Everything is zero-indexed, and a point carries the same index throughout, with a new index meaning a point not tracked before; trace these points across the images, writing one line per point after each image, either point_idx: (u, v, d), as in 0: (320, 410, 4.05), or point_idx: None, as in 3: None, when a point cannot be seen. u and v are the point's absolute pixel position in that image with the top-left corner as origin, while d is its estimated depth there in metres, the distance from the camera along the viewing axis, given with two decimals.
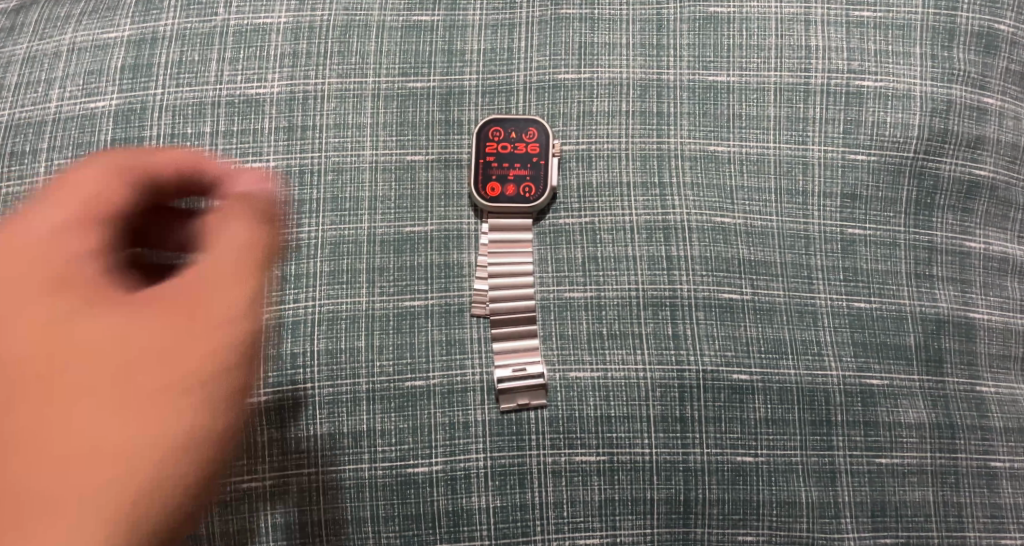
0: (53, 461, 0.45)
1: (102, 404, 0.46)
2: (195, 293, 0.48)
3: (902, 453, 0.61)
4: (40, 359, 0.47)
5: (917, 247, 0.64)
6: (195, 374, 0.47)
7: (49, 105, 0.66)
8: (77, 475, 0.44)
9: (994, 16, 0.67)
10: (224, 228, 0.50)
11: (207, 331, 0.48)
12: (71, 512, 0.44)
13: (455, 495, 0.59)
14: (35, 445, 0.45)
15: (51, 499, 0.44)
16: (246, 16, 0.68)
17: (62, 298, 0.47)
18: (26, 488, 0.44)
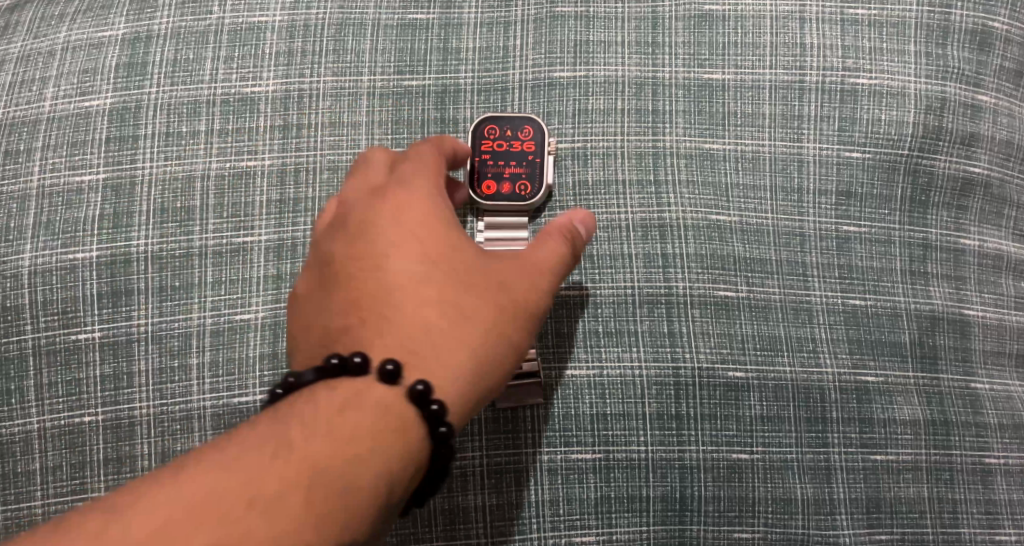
0: (392, 425, 0.45)
1: (458, 359, 0.48)
2: (517, 282, 0.53)
3: (897, 449, 0.61)
4: (392, 308, 0.49)
5: (912, 244, 0.64)
6: (517, 352, 0.52)
7: (44, 104, 0.66)
8: (410, 434, 0.45)
9: (989, 13, 0.67)
10: (545, 244, 0.56)
11: (526, 318, 0.52)
12: (383, 471, 0.44)
13: (451, 492, 0.59)
14: (384, 403, 0.45)
15: (369, 459, 0.43)
16: (241, 14, 0.68)
17: (404, 262, 0.50)
18: (361, 452, 0.43)
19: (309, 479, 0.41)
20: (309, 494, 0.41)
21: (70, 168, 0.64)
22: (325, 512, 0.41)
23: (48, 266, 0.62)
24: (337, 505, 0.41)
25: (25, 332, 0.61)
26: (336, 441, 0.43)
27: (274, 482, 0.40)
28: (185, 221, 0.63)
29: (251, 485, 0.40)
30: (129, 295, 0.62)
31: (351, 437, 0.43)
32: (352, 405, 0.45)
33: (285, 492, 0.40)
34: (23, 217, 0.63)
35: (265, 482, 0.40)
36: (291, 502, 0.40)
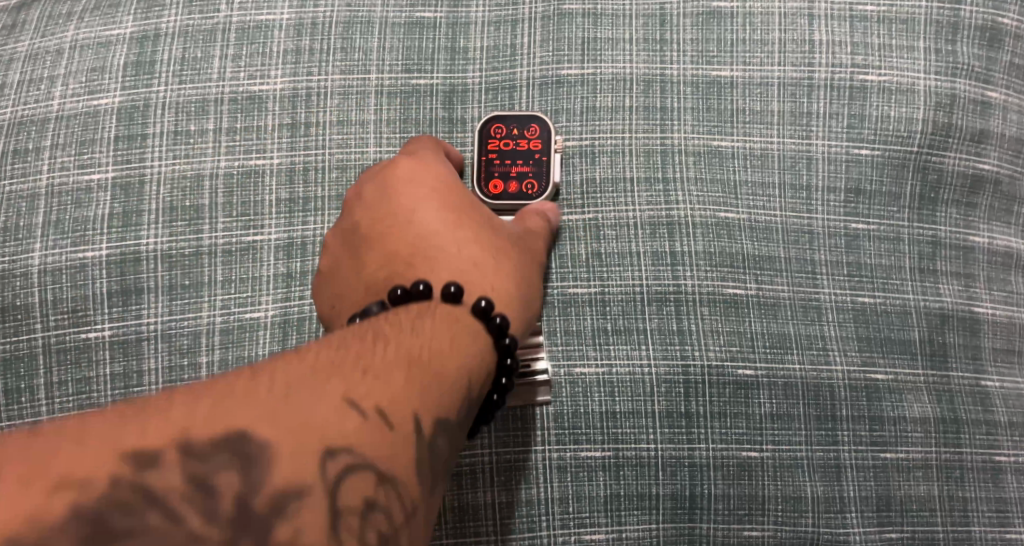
0: (466, 335, 0.49)
1: (497, 284, 0.53)
2: (526, 240, 0.59)
3: (907, 447, 0.61)
4: (430, 250, 0.53)
5: (922, 242, 0.64)
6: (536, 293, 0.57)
7: (52, 103, 0.66)
8: (480, 346, 0.49)
9: (998, 9, 0.67)
10: (540, 216, 0.62)
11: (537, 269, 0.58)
12: (465, 370, 0.46)
13: (461, 490, 0.59)
14: (455, 318, 0.49)
15: (454, 356, 0.46)
16: (249, 13, 0.68)
17: (431, 214, 0.56)
18: (448, 348, 0.46)
19: (413, 360, 0.43)
20: (417, 371, 0.43)
21: (80, 167, 0.64)
22: (429, 389, 0.43)
23: (58, 265, 0.62)
24: (437, 388, 0.43)
25: (34, 331, 0.61)
26: (427, 339, 0.45)
27: (385, 361, 0.42)
28: (194, 220, 0.63)
29: (365, 358, 0.42)
30: (139, 293, 0.62)
31: (439, 338, 0.46)
32: (428, 318, 0.48)
33: (398, 368, 0.42)
34: (32, 216, 0.63)
35: (376, 358, 0.42)
36: (399, 376, 0.42)
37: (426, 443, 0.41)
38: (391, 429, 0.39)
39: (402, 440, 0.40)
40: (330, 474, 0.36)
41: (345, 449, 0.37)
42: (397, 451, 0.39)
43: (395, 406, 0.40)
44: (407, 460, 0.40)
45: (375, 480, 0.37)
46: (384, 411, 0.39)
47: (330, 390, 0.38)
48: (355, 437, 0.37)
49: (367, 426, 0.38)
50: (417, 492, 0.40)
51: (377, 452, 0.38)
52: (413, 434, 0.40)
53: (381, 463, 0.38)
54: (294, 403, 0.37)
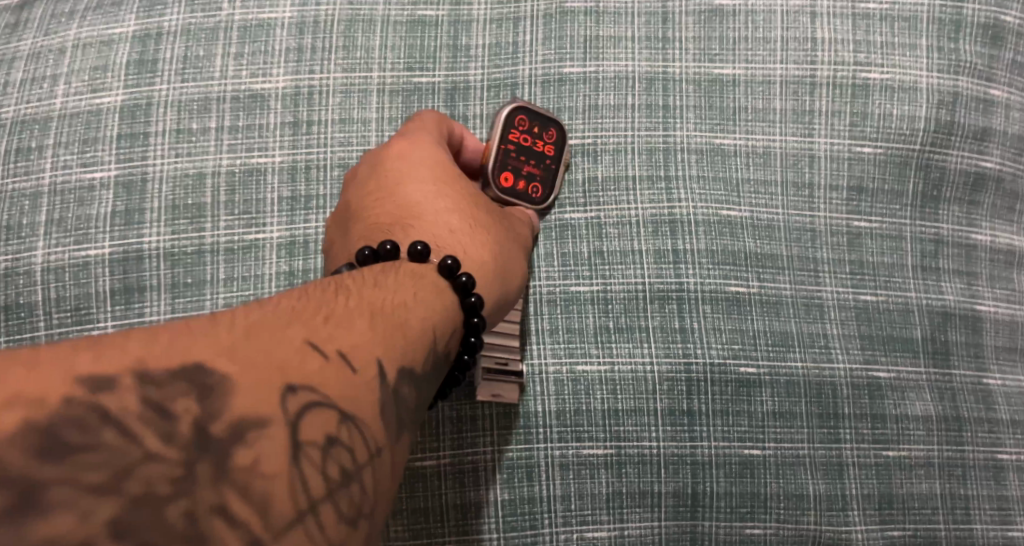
0: (434, 290, 0.48)
1: (476, 260, 0.53)
2: (514, 224, 0.60)
3: (909, 445, 0.61)
4: (417, 221, 0.54)
5: (924, 240, 0.64)
6: (518, 280, 0.57)
7: (55, 101, 0.66)
8: (448, 303, 0.49)
9: (1001, 7, 0.67)
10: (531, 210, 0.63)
11: (523, 256, 0.59)
12: (433, 322, 0.46)
13: (463, 488, 0.59)
14: (423, 276, 0.49)
15: (421, 308, 0.45)
16: (251, 11, 0.68)
17: (418, 185, 0.56)
18: (414, 300, 0.45)
19: (377, 308, 0.42)
20: (381, 318, 0.42)
21: (83, 166, 0.64)
22: (394, 336, 0.42)
23: (61, 263, 0.62)
24: (404, 337, 0.42)
25: (38, 329, 0.61)
26: (393, 291, 0.45)
27: (350, 307, 0.41)
28: (197, 218, 0.63)
29: (327, 303, 0.41)
30: (141, 291, 0.62)
31: (407, 290, 0.46)
32: (397, 273, 0.47)
33: (360, 314, 0.41)
34: (35, 214, 0.63)
35: (339, 305, 0.41)
36: (362, 322, 0.41)
37: (393, 388, 0.40)
38: (353, 372, 0.38)
39: (366, 382, 0.38)
40: (289, 410, 0.34)
41: (306, 389, 0.35)
42: (360, 394, 0.38)
43: (358, 350, 0.39)
44: (373, 402, 0.38)
45: (339, 421, 0.36)
46: (346, 353, 0.38)
47: (289, 330, 0.37)
48: (316, 377, 0.36)
49: (328, 368, 0.37)
50: (387, 437, 0.38)
51: (342, 394, 0.37)
52: (378, 378, 0.39)
53: (344, 404, 0.37)
54: (251, 341, 0.36)
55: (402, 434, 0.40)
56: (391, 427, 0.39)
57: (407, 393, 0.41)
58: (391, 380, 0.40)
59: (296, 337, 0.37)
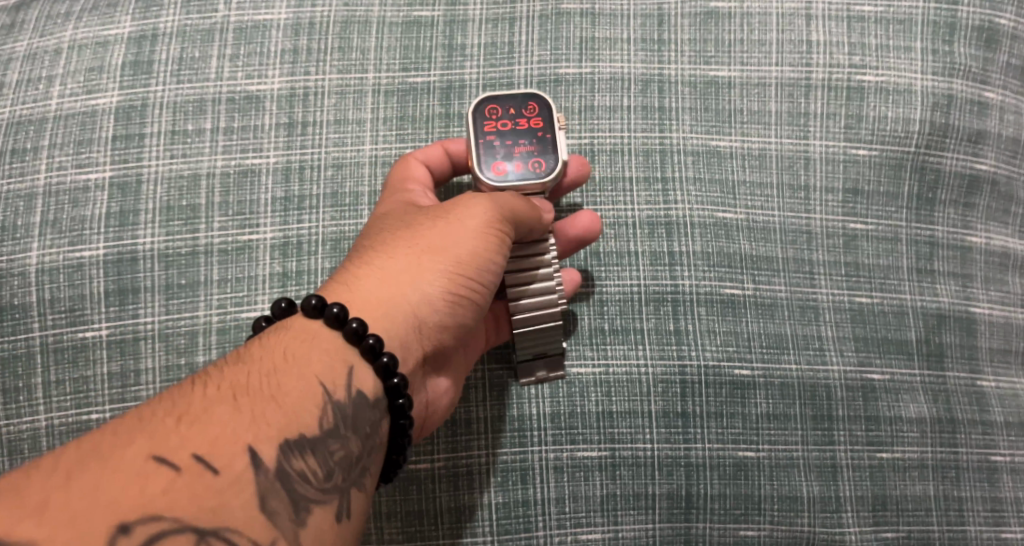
0: (316, 343, 0.49)
1: (390, 267, 0.54)
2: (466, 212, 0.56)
3: (903, 447, 0.61)
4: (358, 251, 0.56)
5: (919, 242, 0.64)
6: (465, 268, 0.55)
7: (50, 102, 0.66)
8: (333, 348, 0.49)
9: (995, 10, 0.67)
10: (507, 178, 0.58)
11: (474, 241, 0.55)
12: (318, 376, 0.47)
13: (457, 491, 0.59)
14: (303, 330, 0.50)
15: (299, 370, 0.47)
16: (247, 13, 0.68)
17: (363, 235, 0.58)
18: (288, 365, 0.47)
19: (239, 393, 0.44)
20: (243, 402, 0.44)
21: (78, 167, 0.64)
22: (263, 416, 0.44)
23: (55, 264, 0.62)
24: (274, 411, 0.44)
25: (31, 330, 0.61)
26: (261, 365, 0.47)
27: (202, 411, 0.43)
28: (191, 219, 0.63)
29: (184, 405, 0.43)
30: (135, 292, 0.62)
31: (277, 357, 0.47)
32: (273, 338, 0.49)
33: (219, 406, 0.43)
34: (30, 215, 0.63)
35: (200, 401, 0.44)
36: (221, 418, 0.43)
37: (268, 472, 0.43)
38: (210, 475, 0.41)
39: (229, 479, 0.41)
40: None
41: (151, 518, 0.38)
42: (222, 495, 0.41)
43: (216, 449, 0.42)
44: (240, 498, 0.41)
45: (198, 536, 0.39)
46: (200, 458, 0.41)
47: (132, 453, 0.40)
48: (162, 500, 0.39)
49: (177, 483, 0.40)
50: (267, 526, 0.41)
51: (190, 515, 0.39)
52: (244, 470, 0.42)
53: (200, 520, 0.40)
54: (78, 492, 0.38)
55: (298, 511, 0.43)
56: (274, 513, 0.42)
57: (292, 467, 0.43)
58: (262, 465, 0.42)
59: (142, 457, 0.40)
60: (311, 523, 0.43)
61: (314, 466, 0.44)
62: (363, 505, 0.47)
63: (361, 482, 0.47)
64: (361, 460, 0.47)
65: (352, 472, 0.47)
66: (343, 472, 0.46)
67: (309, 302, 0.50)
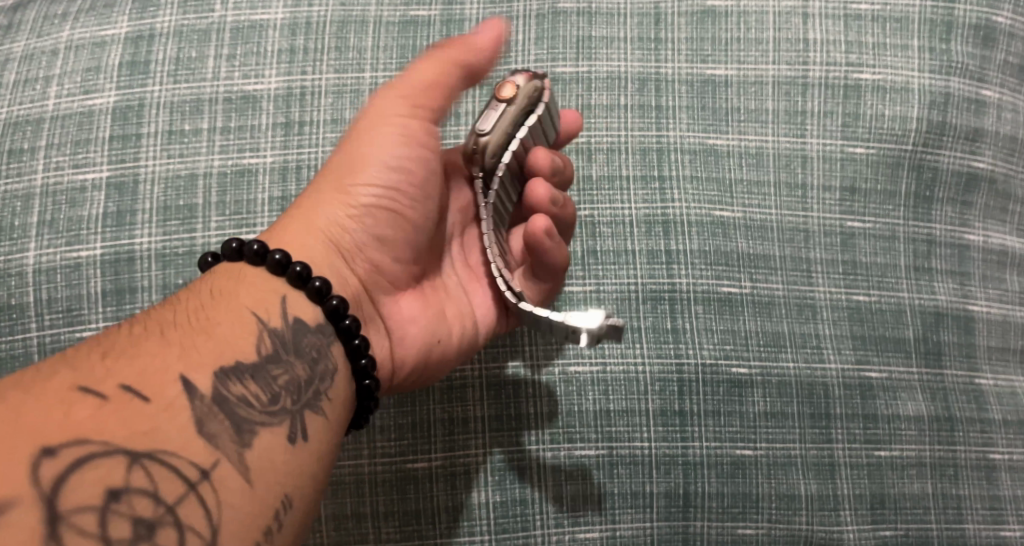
0: (245, 280, 0.50)
1: (309, 192, 0.55)
2: (378, 110, 0.54)
3: (901, 445, 0.61)
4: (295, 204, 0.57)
5: (917, 240, 0.64)
6: (366, 176, 0.53)
7: (47, 102, 0.66)
8: (264, 283, 0.50)
9: (992, 8, 0.67)
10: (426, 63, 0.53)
11: (381, 143, 0.54)
12: (250, 306, 0.48)
13: (455, 490, 0.59)
14: (232, 271, 0.50)
15: (228, 304, 0.47)
16: (244, 13, 0.68)
17: None
18: (217, 303, 0.47)
19: (168, 328, 0.45)
20: (173, 336, 0.44)
21: (75, 167, 0.64)
22: (194, 346, 0.44)
23: (53, 264, 0.62)
24: (204, 341, 0.45)
25: (29, 330, 0.61)
26: (189, 306, 0.47)
27: (127, 345, 0.43)
28: (188, 219, 0.63)
29: (110, 343, 0.43)
30: (133, 292, 0.62)
31: (204, 297, 0.48)
32: (202, 285, 0.49)
33: (146, 341, 0.44)
34: (27, 215, 0.63)
35: (127, 338, 0.44)
36: (148, 350, 0.43)
37: (203, 398, 0.42)
38: (138, 402, 0.41)
39: (160, 405, 0.41)
40: (48, 473, 0.37)
41: (78, 441, 0.38)
42: (153, 420, 0.40)
43: (145, 378, 0.41)
44: (174, 422, 0.41)
45: (130, 458, 0.39)
46: (126, 386, 0.41)
47: (56, 384, 0.40)
48: (88, 424, 0.39)
49: (105, 409, 0.40)
50: (207, 448, 0.41)
51: (117, 438, 0.39)
52: (177, 396, 0.42)
53: (129, 442, 0.39)
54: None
55: (241, 434, 0.43)
56: (214, 436, 0.42)
57: (230, 393, 0.44)
58: (197, 391, 0.42)
59: (65, 387, 0.40)
60: (258, 444, 0.43)
61: (255, 390, 0.44)
62: (323, 428, 0.47)
63: (316, 404, 0.47)
64: (312, 383, 0.47)
65: (302, 395, 0.47)
66: (291, 395, 0.46)
67: (230, 246, 0.51)
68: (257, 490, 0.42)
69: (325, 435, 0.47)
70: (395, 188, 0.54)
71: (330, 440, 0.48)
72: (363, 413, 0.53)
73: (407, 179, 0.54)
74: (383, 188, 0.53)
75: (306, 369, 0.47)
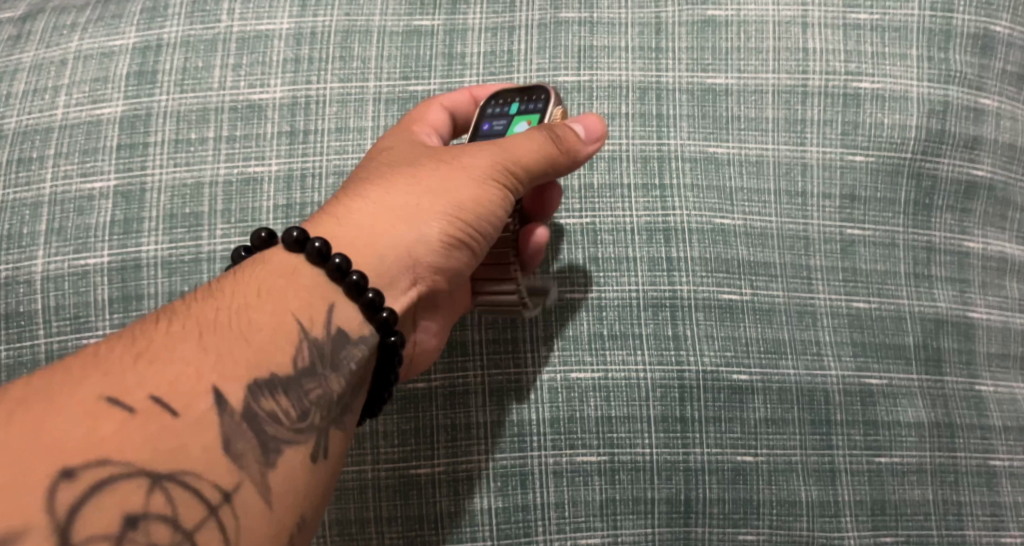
0: (291, 278, 0.49)
1: (378, 200, 0.53)
2: (465, 161, 0.55)
3: (901, 452, 0.61)
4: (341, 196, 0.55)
5: (916, 247, 0.65)
6: (427, 219, 0.53)
7: (56, 112, 0.67)
8: (311, 284, 0.49)
9: (991, 17, 0.67)
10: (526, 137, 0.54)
11: (465, 194, 0.54)
12: (293, 312, 0.48)
13: (458, 496, 0.59)
14: (282, 263, 0.50)
15: (273, 308, 0.47)
16: (250, 23, 0.69)
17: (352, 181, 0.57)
18: (260, 303, 0.47)
19: (209, 330, 0.45)
20: (210, 341, 0.44)
21: (82, 175, 0.65)
22: (232, 355, 0.44)
23: (61, 271, 0.63)
24: (241, 349, 0.45)
25: (37, 337, 0.62)
26: (230, 301, 0.47)
27: (161, 348, 0.43)
28: (194, 226, 0.64)
29: (148, 340, 0.44)
30: (139, 299, 0.63)
31: (246, 293, 0.48)
32: (249, 272, 0.49)
33: (181, 342, 0.44)
34: (35, 223, 0.64)
35: (165, 338, 0.44)
36: (183, 355, 0.43)
37: (233, 414, 0.43)
38: (168, 417, 0.41)
39: (190, 419, 0.42)
40: (69, 492, 0.37)
41: (98, 462, 0.38)
42: (180, 437, 0.41)
43: (176, 392, 0.42)
44: (199, 440, 0.41)
45: (150, 481, 0.39)
46: (156, 399, 0.41)
47: (84, 393, 0.40)
48: (111, 442, 0.39)
49: (133, 424, 0.40)
50: (231, 470, 0.42)
51: (141, 458, 0.40)
52: (207, 411, 0.42)
53: (151, 464, 0.40)
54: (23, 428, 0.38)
55: (268, 454, 0.43)
56: (241, 456, 0.42)
57: (261, 409, 0.44)
58: (227, 406, 0.43)
59: (94, 398, 0.40)
60: (283, 465, 0.44)
61: (286, 406, 0.45)
62: (345, 444, 0.48)
63: (341, 420, 0.48)
64: (344, 398, 0.48)
65: (332, 411, 0.47)
66: (323, 411, 0.47)
67: (289, 235, 0.50)
68: (277, 514, 0.43)
69: (343, 452, 0.48)
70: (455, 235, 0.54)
71: (347, 456, 0.49)
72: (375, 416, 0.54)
73: (478, 227, 0.55)
74: (456, 233, 0.54)
75: (340, 384, 0.48)
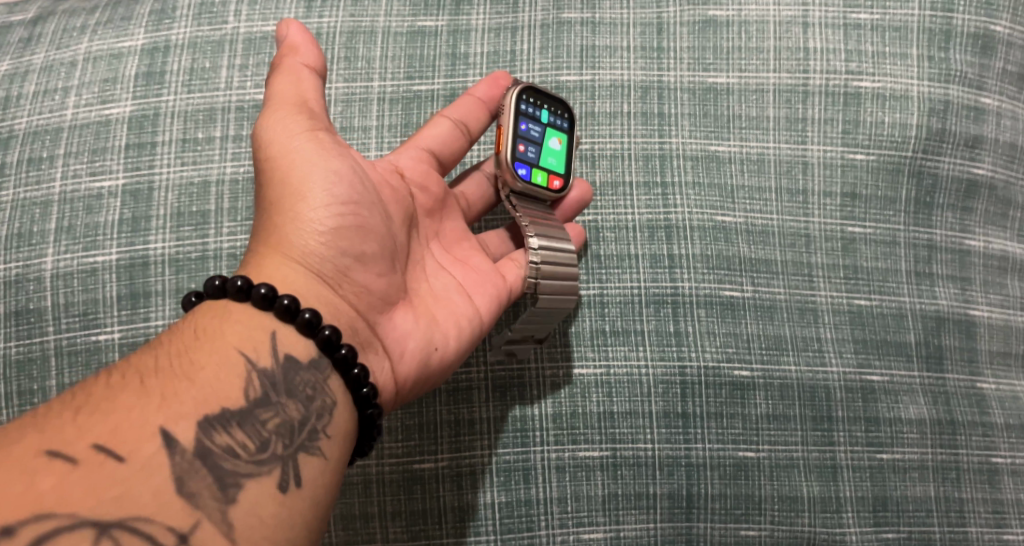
0: (231, 316, 0.49)
1: (263, 228, 0.53)
2: (282, 139, 0.53)
3: (902, 448, 0.61)
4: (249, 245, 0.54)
5: (917, 245, 0.65)
6: (318, 196, 0.52)
7: (66, 112, 0.67)
8: (253, 317, 0.49)
9: (991, 17, 0.68)
10: (280, 76, 0.54)
11: (305, 164, 0.52)
12: (238, 347, 0.47)
13: (461, 490, 0.60)
14: (220, 305, 0.49)
15: (214, 346, 0.47)
16: (256, 24, 0.70)
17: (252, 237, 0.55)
18: (202, 343, 0.47)
19: (149, 376, 0.45)
20: (153, 384, 0.44)
21: (92, 175, 0.66)
22: (174, 394, 0.44)
23: (70, 269, 0.64)
24: (185, 389, 0.44)
25: (47, 333, 0.63)
26: (172, 345, 0.47)
27: (102, 397, 0.43)
28: (201, 224, 0.65)
29: (91, 392, 0.44)
30: (147, 296, 0.63)
31: (189, 336, 0.47)
32: (191, 317, 0.49)
33: (124, 391, 0.44)
34: (45, 222, 0.65)
35: (106, 386, 0.44)
36: (125, 402, 0.43)
37: (183, 452, 0.42)
38: (111, 464, 0.41)
39: (135, 464, 0.41)
40: None
41: (41, 516, 0.39)
42: (124, 482, 0.41)
43: (120, 438, 0.42)
44: (146, 483, 0.41)
45: (97, 530, 0.39)
46: (98, 447, 0.41)
47: (23, 450, 0.40)
48: (52, 497, 0.39)
49: (73, 475, 0.40)
50: (184, 510, 0.41)
51: (83, 510, 0.39)
52: (154, 453, 0.42)
53: (93, 515, 0.39)
54: None
55: (224, 489, 0.43)
56: (193, 495, 0.42)
57: (213, 444, 0.43)
58: (175, 446, 0.42)
59: (33, 454, 0.40)
60: (241, 499, 0.43)
61: (241, 439, 0.44)
62: (318, 470, 0.47)
63: (310, 446, 0.47)
64: (306, 425, 0.47)
65: (293, 438, 0.46)
66: (283, 439, 0.46)
67: (211, 283, 0.49)
68: None
69: (320, 478, 0.47)
70: (351, 200, 0.53)
71: (325, 484, 0.47)
72: (367, 438, 0.52)
73: (353, 192, 0.53)
74: (337, 205, 0.52)
75: (298, 410, 0.47)
